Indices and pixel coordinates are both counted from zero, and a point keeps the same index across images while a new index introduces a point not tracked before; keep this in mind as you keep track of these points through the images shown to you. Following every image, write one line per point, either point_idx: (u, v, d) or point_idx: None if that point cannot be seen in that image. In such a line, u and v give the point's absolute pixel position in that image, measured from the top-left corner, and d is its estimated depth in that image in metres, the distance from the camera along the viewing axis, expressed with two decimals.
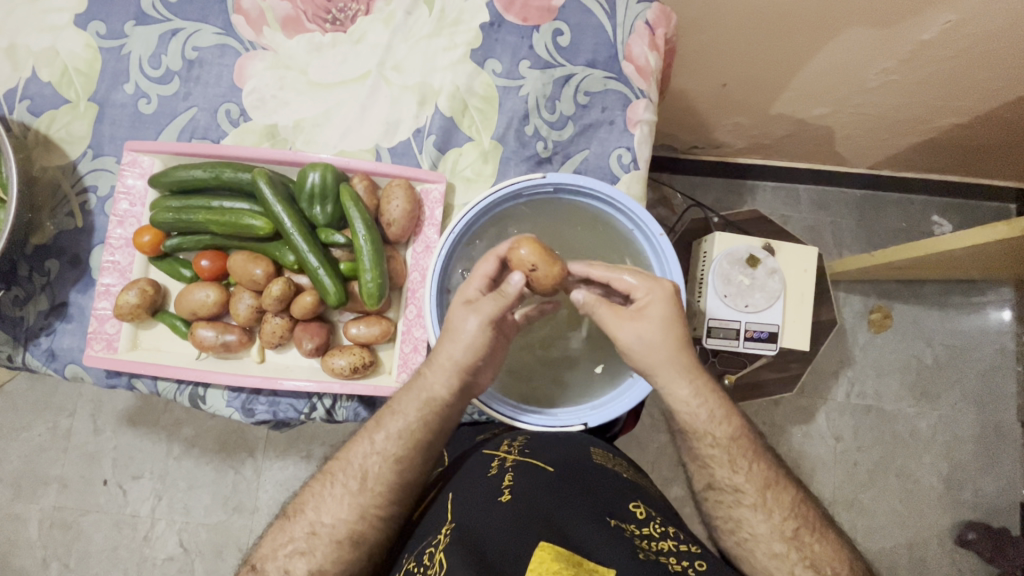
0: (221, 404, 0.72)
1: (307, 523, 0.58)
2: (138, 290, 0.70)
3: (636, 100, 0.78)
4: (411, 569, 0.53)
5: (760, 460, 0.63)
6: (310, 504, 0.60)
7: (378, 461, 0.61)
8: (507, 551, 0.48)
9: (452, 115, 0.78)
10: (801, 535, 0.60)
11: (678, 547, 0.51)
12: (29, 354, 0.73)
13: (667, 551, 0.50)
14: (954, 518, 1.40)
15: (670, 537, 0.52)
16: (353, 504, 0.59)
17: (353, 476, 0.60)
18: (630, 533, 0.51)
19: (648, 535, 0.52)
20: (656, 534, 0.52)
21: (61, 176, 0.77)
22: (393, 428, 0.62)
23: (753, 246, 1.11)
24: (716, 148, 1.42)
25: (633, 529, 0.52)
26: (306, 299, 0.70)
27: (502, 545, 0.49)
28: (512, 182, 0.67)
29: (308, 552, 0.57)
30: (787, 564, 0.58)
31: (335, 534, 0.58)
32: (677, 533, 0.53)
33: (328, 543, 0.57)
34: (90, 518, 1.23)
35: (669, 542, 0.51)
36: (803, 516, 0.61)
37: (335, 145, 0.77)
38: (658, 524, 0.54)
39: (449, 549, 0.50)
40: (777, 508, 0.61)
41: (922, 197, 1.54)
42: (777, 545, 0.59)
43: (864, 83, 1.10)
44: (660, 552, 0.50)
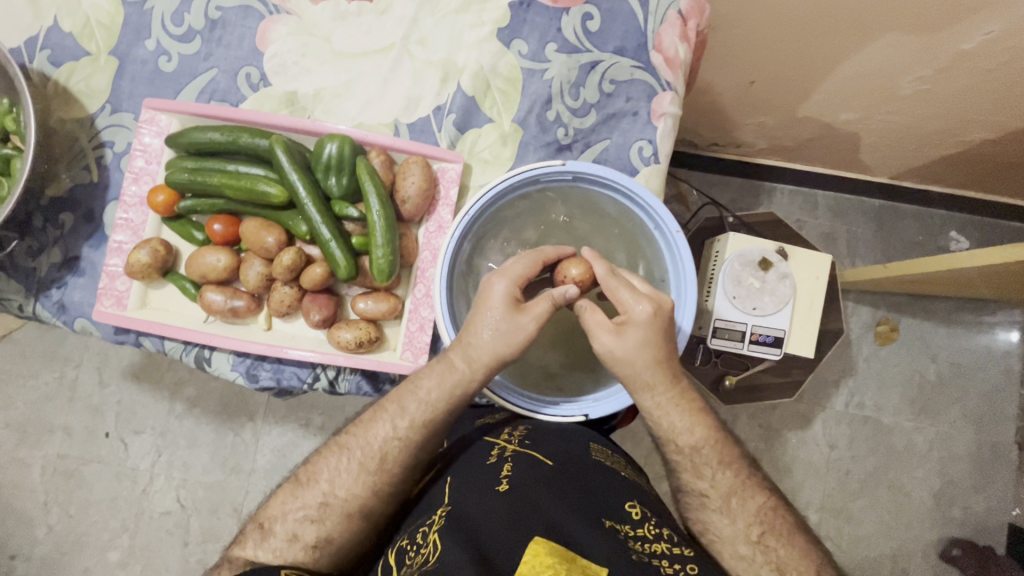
0: (226, 367, 0.73)
1: (320, 493, 0.60)
2: (150, 250, 0.70)
3: (662, 92, 0.76)
4: (403, 546, 0.54)
5: (734, 464, 0.63)
6: (324, 476, 0.61)
7: (397, 444, 0.61)
8: (499, 543, 0.49)
9: (474, 94, 0.76)
10: (767, 540, 0.58)
11: (671, 550, 0.50)
12: (39, 305, 0.74)
13: (660, 554, 0.50)
14: (940, 533, 1.40)
15: (664, 539, 0.52)
16: (368, 481, 0.60)
17: (370, 456, 0.61)
18: (622, 535, 0.51)
19: (642, 535, 0.52)
20: (650, 535, 0.52)
21: (79, 130, 0.76)
22: (416, 415, 0.62)
23: (767, 249, 1.10)
24: (737, 146, 1.39)
25: (627, 531, 0.52)
26: (316, 271, 0.69)
27: (494, 533, 0.50)
28: (531, 167, 0.66)
29: (319, 520, 0.59)
30: (752, 568, 0.57)
31: (347, 508, 0.59)
32: (671, 535, 0.53)
33: (339, 515, 0.59)
34: (91, 468, 1.26)
35: (662, 544, 0.51)
36: (769, 522, 0.59)
37: (354, 117, 0.76)
38: (652, 525, 0.53)
39: (444, 531, 0.51)
40: (742, 514, 0.59)
41: (941, 211, 1.51)
42: (742, 548, 0.58)
43: (896, 91, 1.07)
44: (653, 554, 0.50)
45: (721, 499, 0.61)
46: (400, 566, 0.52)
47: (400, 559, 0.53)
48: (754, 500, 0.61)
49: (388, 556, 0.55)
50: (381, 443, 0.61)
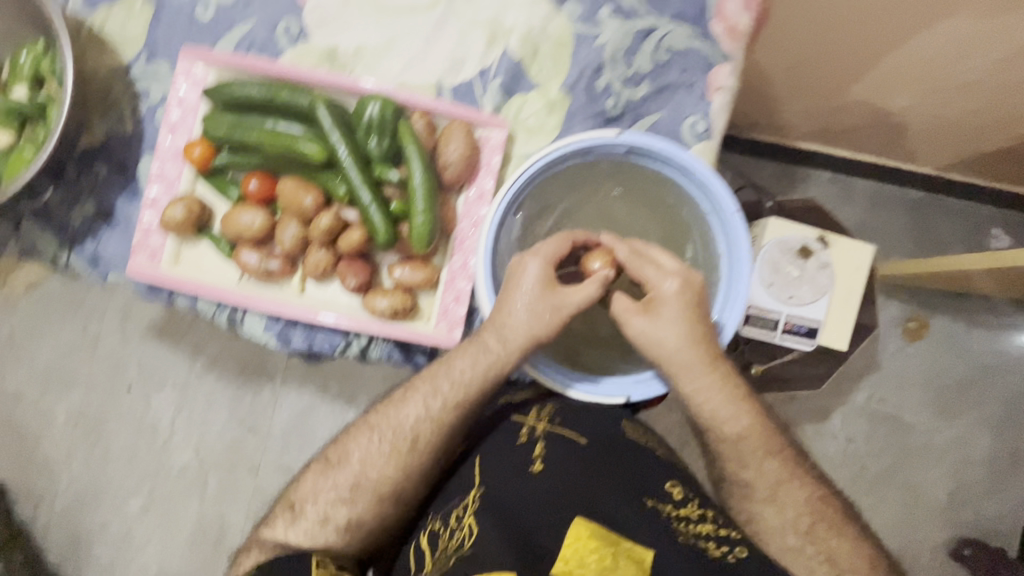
0: (259, 329, 0.72)
1: (353, 473, 0.59)
2: (184, 206, 0.69)
3: (720, 64, 0.72)
4: (437, 526, 0.55)
5: (780, 448, 0.61)
6: (356, 454, 0.59)
7: (429, 426, 0.59)
8: (539, 527, 0.50)
9: (521, 58, 0.73)
10: (817, 531, 0.58)
11: (717, 532, 0.50)
12: (73, 257, 0.73)
13: (705, 536, 0.50)
14: (951, 533, 1.39)
15: (707, 521, 0.51)
16: (400, 462, 0.59)
17: (403, 438, 0.59)
18: (664, 517, 0.51)
19: (686, 516, 0.52)
20: (694, 517, 0.52)
21: (113, 78, 0.74)
22: (450, 395, 0.60)
23: (808, 236, 1.06)
24: (777, 129, 1.34)
25: (668, 512, 0.52)
26: (354, 236, 0.68)
27: (532, 518, 0.51)
28: (584, 137, 0.63)
29: (350, 501, 0.58)
30: (803, 559, 0.57)
31: (378, 489, 0.58)
32: (715, 516, 0.52)
33: (371, 496, 0.58)
34: (113, 420, 1.28)
35: (707, 526, 0.51)
36: (819, 511, 0.59)
37: (396, 77, 0.74)
38: (695, 505, 0.53)
39: (480, 516, 0.52)
40: (790, 505, 0.59)
41: (983, 207, 1.46)
42: (790, 539, 0.58)
43: (956, 77, 1.01)
44: (698, 535, 0.50)
45: (768, 489, 0.60)
46: (435, 550, 0.53)
47: (434, 542, 0.54)
48: (802, 491, 0.60)
49: (421, 539, 0.56)
50: (418, 413, 0.59)
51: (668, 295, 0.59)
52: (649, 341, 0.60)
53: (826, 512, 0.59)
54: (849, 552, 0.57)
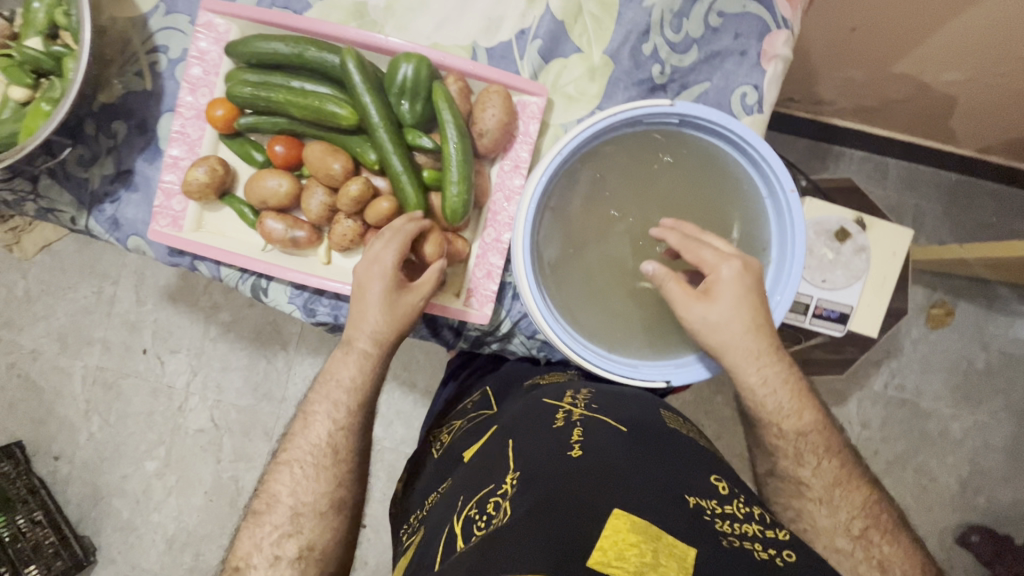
0: (283, 299, 0.70)
1: (287, 509, 0.58)
2: (208, 169, 0.66)
3: (777, 30, 0.67)
4: (470, 509, 0.52)
5: (839, 453, 0.61)
6: (285, 489, 0.59)
7: (342, 433, 0.61)
8: (577, 514, 0.45)
9: (563, 19, 0.68)
10: (869, 535, 0.57)
11: (763, 533, 0.47)
12: (92, 219, 0.71)
13: (752, 536, 0.46)
14: (960, 519, 1.38)
15: (754, 520, 0.48)
16: (328, 475, 0.59)
17: (321, 451, 0.60)
18: (711, 512, 0.47)
19: (731, 514, 0.48)
20: (739, 514, 0.48)
21: (130, 30, 0.70)
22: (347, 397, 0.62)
23: (845, 218, 1.02)
24: (814, 103, 1.28)
25: (714, 507, 0.48)
26: (382, 206, 0.64)
27: (572, 498, 0.46)
28: (633, 107, 0.59)
29: (296, 532, 0.57)
30: (851, 560, 0.56)
31: (317, 507, 0.58)
32: (761, 516, 0.49)
33: (314, 516, 0.58)
34: (129, 382, 1.28)
35: (754, 526, 0.47)
36: (873, 516, 0.58)
37: (429, 36, 0.69)
38: (741, 502, 0.50)
39: (517, 502, 0.48)
40: (845, 506, 0.58)
41: (1021, 192, 1.40)
42: (840, 540, 0.57)
43: (1019, 51, 0.95)
44: (745, 535, 0.46)
45: (820, 490, 0.59)
46: (468, 536, 0.49)
47: (468, 528, 0.50)
48: (857, 493, 0.59)
49: (454, 527, 0.51)
50: (350, 404, 0.62)
51: (728, 279, 0.58)
52: (708, 326, 0.59)
53: (876, 517, 0.58)
54: (901, 559, 0.56)
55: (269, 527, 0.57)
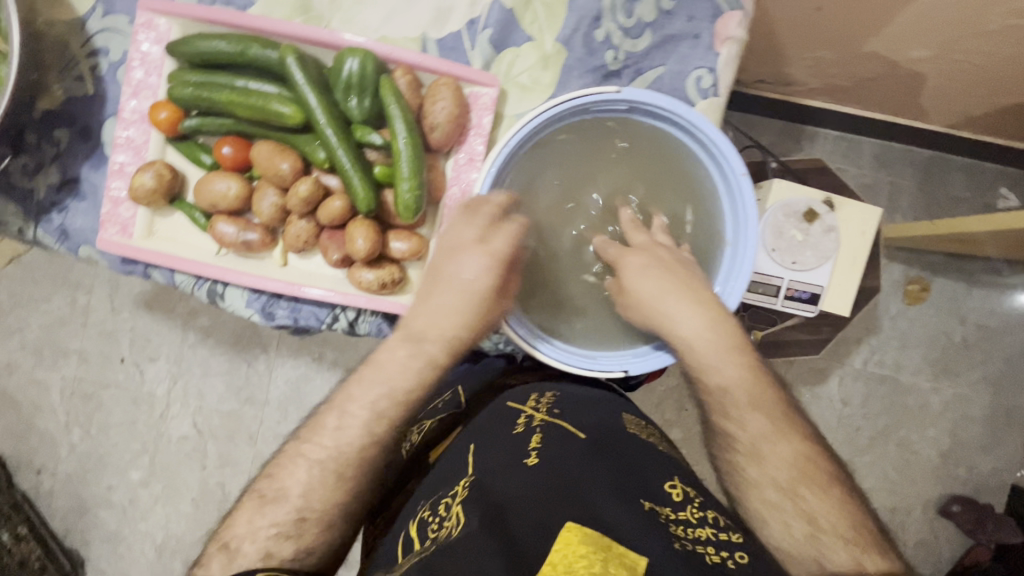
0: (241, 304, 0.69)
1: (293, 507, 0.52)
2: (155, 174, 0.64)
3: (729, 12, 0.66)
4: (425, 517, 0.51)
5: (772, 403, 0.58)
6: (290, 473, 0.54)
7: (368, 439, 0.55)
8: (528, 528, 0.45)
9: (513, 7, 0.67)
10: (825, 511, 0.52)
11: (717, 535, 0.47)
12: (40, 230, 0.69)
13: (704, 540, 0.46)
14: (942, 490, 1.40)
15: (709, 524, 0.48)
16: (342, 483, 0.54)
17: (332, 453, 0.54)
18: (664, 517, 0.47)
19: (684, 519, 0.48)
20: (693, 519, 0.48)
21: (69, 33, 0.68)
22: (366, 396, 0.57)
23: (814, 199, 1.02)
24: (784, 84, 1.27)
25: (668, 513, 0.48)
26: (334, 205, 0.64)
27: (522, 516, 0.46)
28: (581, 94, 0.59)
29: (297, 536, 0.52)
30: (782, 514, 0.53)
31: (325, 515, 0.53)
32: (716, 518, 0.49)
33: (320, 525, 0.53)
34: (108, 392, 1.26)
35: (708, 529, 0.47)
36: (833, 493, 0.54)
37: (377, 29, 0.68)
38: (696, 507, 0.50)
39: (469, 509, 0.48)
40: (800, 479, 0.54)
41: (994, 165, 1.41)
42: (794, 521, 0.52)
43: (981, 25, 0.95)
44: (697, 539, 0.46)
45: (748, 442, 0.56)
46: (421, 541, 0.49)
47: (421, 532, 0.50)
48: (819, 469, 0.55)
49: (409, 529, 0.52)
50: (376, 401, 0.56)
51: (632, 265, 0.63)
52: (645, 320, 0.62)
53: (808, 470, 0.54)
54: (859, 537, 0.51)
55: (269, 515, 0.52)
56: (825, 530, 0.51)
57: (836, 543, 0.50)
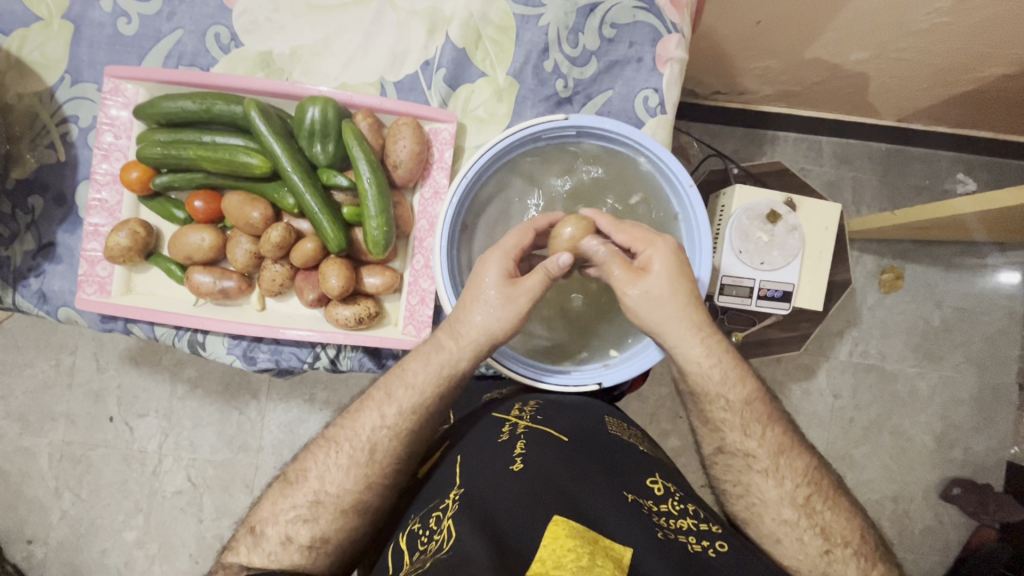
0: (222, 350, 0.70)
1: (310, 491, 0.56)
2: (128, 232, 0.66)
3: (668, 35, 0.70)
4: (415, 530, 0.52)
5: (769, 421, 0.60)
6: (313, 471, 0.56)
7: (386, 435, 0.58)
8: (515, 527, 0.46)
9: (464, 46, 0.70)
10: (812, 503, 0.57)
11: (697, 526, 0.49)
12: (18, 296, 0.70)
13: (686, 530, 0.48)
14: (941, 474, 1.41)
15: (689, 515, 0.50)
16: (358, 474, 0.56)
17: (359, 447, 0.57)
18: (646, 509, 0.49)
19: (666, 512, 0.50)
20: (674, 511, 0.50)
21: (38, 104, 0.71)
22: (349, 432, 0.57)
23: (775, 201, 1.06)
24: (740, 93, 1.32)
25: (651, 505, 0.50)
26: (307, 247, 0.66)
27: (511, 515, 0.47)
28: (531, 123, 0.62)
29: (311, 519, 0.55)
30: (797, 531, 0.56)
31: (340, 503, 0.56)
32: (696, 511, 0.51)
33: (333, 512, 0.55)
34: (98, 452, 1.25)
35: (688, 520, 0.49)
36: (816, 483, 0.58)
37: (336, 77, 0.71)
38: (677, 500, 0.52)
39: (457, 517, 0.48)
40: (789, 476, 0.58)
41: (949, 153, 1.46)
42: (786, 512, 0.57)
43: (911, 25, 1.00)
44: (679, 530, 0.48)
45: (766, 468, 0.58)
46: (411, 553, 0.49)
47: (412, 544, 0.50)
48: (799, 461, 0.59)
49: (399, 542, 0.52)
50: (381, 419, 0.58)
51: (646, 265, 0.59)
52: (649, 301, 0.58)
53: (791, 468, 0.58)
54: (842, 524, 0.56)
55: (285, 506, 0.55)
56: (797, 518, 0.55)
57: (847, 553, 0.55)
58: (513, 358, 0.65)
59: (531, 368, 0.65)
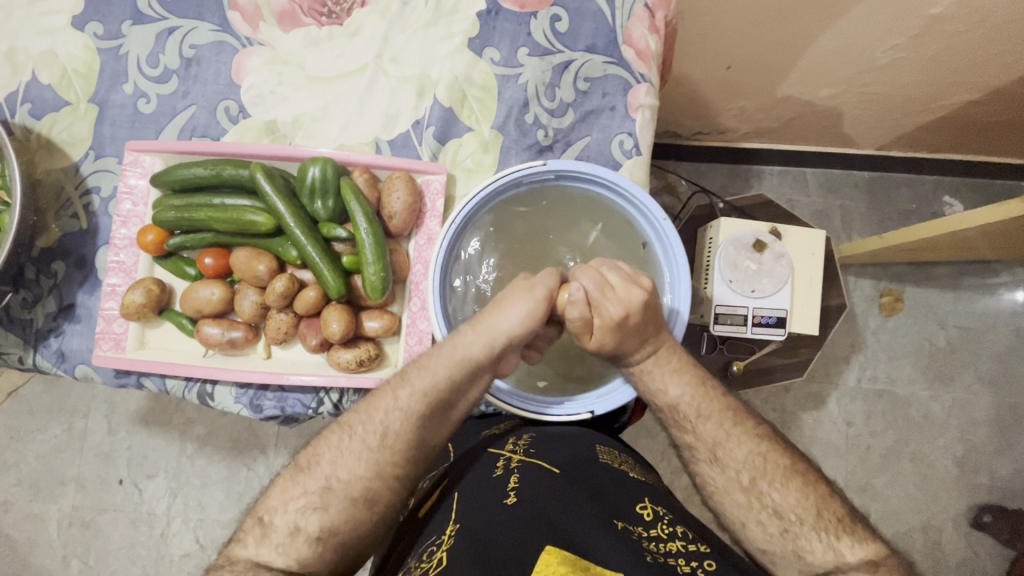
0: (229, 400, 0.73)
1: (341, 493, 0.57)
2: (143, 290, 0.71)
3: (637, 85, 0.77)
4: (412, 570, 0.52)
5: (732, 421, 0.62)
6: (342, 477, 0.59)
7: (410, 446, 0.59)
8: (509, 552, 0.48)
9: (451, 105, 0.77)
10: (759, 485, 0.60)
11: (687, 547, 0.50)
12: (39, 355, 0.74)
13: (676, 552, 0.50)
14: (969, 501, 1.37)
15: (678, 537, 0.52)
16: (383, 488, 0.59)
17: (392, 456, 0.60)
18: (637, 535, 0.51)
19: (656, 536, 0.52)
20: (664, 535, 0.52)
21: (64, 178, 0.77)
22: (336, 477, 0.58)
23: (760, 231, 1.10)
24: (721, 133, 1.39)
25: (640, 531, 0.52)
26: (309, 295, 0.70)
27: (504, 546, 0.48)
28: (513, 170, 0.67)
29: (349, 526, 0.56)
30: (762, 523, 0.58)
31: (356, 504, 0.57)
32: (685, 532, 0.53)
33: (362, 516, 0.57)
34: (107, 517, 1.25)
35: (677, 543, 0.51)
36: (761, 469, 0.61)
37: (335, 139, 0.77)
38: (665, 524, 0.53)
39: (452, 552, 0.50)
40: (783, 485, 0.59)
41: (932, 176, 1.51)
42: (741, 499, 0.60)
43: (872, 61, 1.07)
44: (669, 553, 0.49)
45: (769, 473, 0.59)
46: None
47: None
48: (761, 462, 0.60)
49: None
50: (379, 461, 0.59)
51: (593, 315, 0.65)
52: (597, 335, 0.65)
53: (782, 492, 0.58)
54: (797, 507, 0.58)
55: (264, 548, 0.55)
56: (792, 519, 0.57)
57: (806, 530, 0.56)
58: (524, 396, 0.67)
59: (548, 403, 0.67)
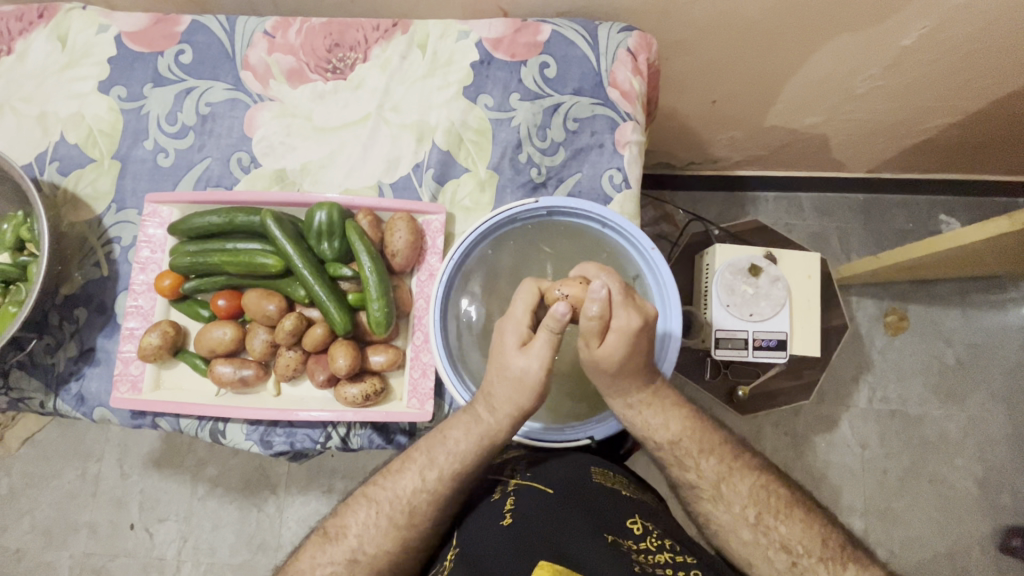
0: (241, 437, 0.75)
1: (349, 549, 0.61)
2: (159, 332, 0.74)
3: (624, 123, 0.81)
4: None
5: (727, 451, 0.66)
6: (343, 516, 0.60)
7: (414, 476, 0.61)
8: (505, 569, 0.53)
9: (449, 148, 0.82)
10: (765, 519, 0.63)
11: (674, 559, 0.55)
12: (59, 399, 0.77)
13: (664, 564, 0.54)
14: (994, 524, 1.33)
15: (666, 550, 0.56)
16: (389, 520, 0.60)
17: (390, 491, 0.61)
18: (627, 548, 0.55)
19: (645, 548, 0.56)
20: (653, 548, 0.56)
21: (88, 230, 0.82)
22: None
23: (755, 255, 1.12)
24: (713, 162, 1.43)
25: (630, 544, 0.56)
26: (317, 332, 0.73)
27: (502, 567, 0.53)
28: (506, 207, 0.72)
29: None
30: (762, 550, 0.62)
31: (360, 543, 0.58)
32: (672, 545, 0.57)
33: None
34: (117, 563, 1.25)
35: (665, 554, 0.55)
36: (763, 500, 0.64)
37: (340, 184, 0.82)
38: (654, 537, 0.58)
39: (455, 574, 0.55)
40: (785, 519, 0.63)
41: (927, 196, 1.53)
42: (744, 532, 0.63)
43: (852, 90, 1.11)
44: (657, 564, 0.54)
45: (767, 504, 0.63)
46: None
47: None
48: (745, 483, 0.65)
49: None
50: None
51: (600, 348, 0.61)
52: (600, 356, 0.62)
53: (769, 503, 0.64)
54: (799, 535, 0.62)
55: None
56: (801, 553, 0.61)
57: (811, 562, 0.60)
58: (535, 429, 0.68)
59: (555, 432, 0.68)
